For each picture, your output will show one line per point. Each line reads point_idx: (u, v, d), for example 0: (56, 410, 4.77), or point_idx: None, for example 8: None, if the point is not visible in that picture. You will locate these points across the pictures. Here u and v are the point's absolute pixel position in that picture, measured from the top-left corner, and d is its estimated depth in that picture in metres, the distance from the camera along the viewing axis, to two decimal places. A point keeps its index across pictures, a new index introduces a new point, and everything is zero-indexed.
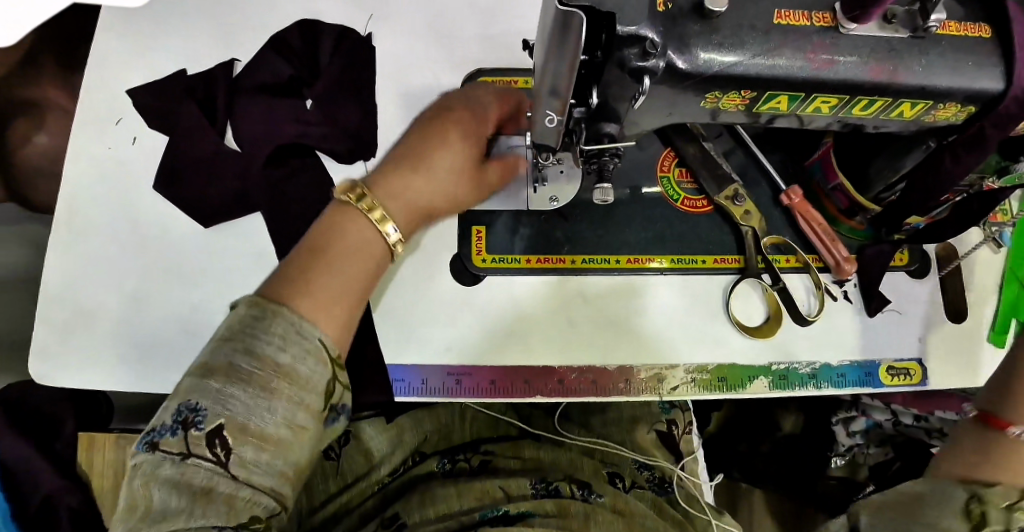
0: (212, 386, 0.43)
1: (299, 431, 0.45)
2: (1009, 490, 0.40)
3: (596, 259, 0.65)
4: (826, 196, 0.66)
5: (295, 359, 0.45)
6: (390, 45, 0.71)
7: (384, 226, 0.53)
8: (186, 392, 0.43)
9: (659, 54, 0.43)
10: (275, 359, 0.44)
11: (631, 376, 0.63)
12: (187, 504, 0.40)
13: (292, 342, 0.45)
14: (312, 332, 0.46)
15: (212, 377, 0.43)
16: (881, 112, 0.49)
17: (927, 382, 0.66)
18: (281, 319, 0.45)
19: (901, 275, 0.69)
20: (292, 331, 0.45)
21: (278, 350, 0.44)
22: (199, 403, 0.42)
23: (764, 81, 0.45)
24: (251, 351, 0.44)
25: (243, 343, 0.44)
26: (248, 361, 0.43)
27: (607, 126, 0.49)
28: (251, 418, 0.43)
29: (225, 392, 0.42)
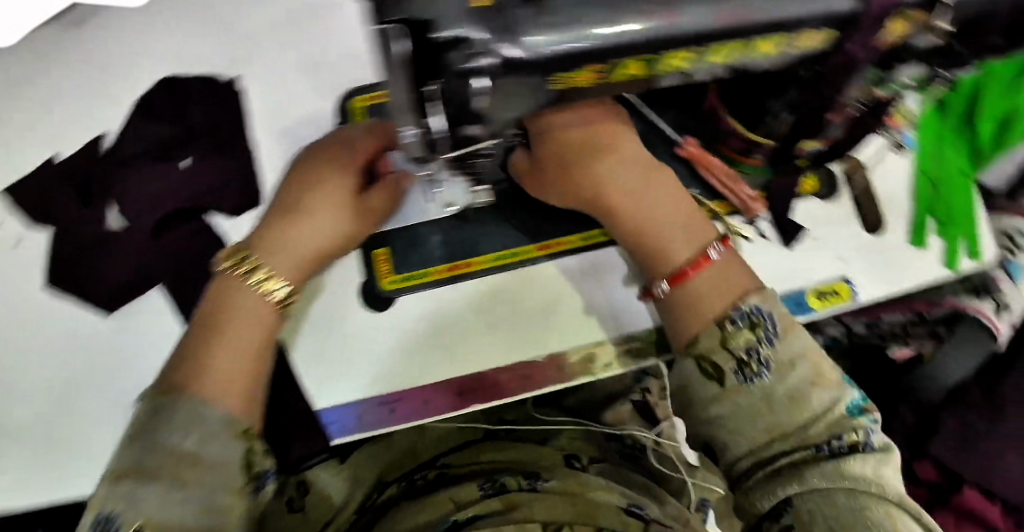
0: (122, 488, 0.42)
1: (224, 513, 0.44)
2: (711, 338, 0.52)
3: (504, 255, 0.64)
4: (722, 142, 0.66)
5: (201, 442, 0.45)
6: (257, 84, 0.68)
7: (268, 285, 0.53)
8: (98, 504, 0.42)
9: (488, 51, 0.40)
10: (180, 448, 0.44)
11: (562, 362, 0.62)
12: None
13: (195, 427, 0.45)
14: (216, 411, 0.46)
15: (121, 481, 0.42)
16: (742, 54, 0.48)
17: (857, 297, 0.67)
18: (180, 407, 0.45)
19: (812, 201, 0.69)
20: (194, 414, 0.45)
21: (183, 438, 0.44)
22: (111, 512, 0.41)
23: (612, 52, 0.44)
24: (157, 446, 0.43)
25: (148, 439, 0.44)
26: (154, 455, 0.43)
27: (467, 129, 0.47)
28: (166, 512, 0.41)
29: (135, 491, 0.41)
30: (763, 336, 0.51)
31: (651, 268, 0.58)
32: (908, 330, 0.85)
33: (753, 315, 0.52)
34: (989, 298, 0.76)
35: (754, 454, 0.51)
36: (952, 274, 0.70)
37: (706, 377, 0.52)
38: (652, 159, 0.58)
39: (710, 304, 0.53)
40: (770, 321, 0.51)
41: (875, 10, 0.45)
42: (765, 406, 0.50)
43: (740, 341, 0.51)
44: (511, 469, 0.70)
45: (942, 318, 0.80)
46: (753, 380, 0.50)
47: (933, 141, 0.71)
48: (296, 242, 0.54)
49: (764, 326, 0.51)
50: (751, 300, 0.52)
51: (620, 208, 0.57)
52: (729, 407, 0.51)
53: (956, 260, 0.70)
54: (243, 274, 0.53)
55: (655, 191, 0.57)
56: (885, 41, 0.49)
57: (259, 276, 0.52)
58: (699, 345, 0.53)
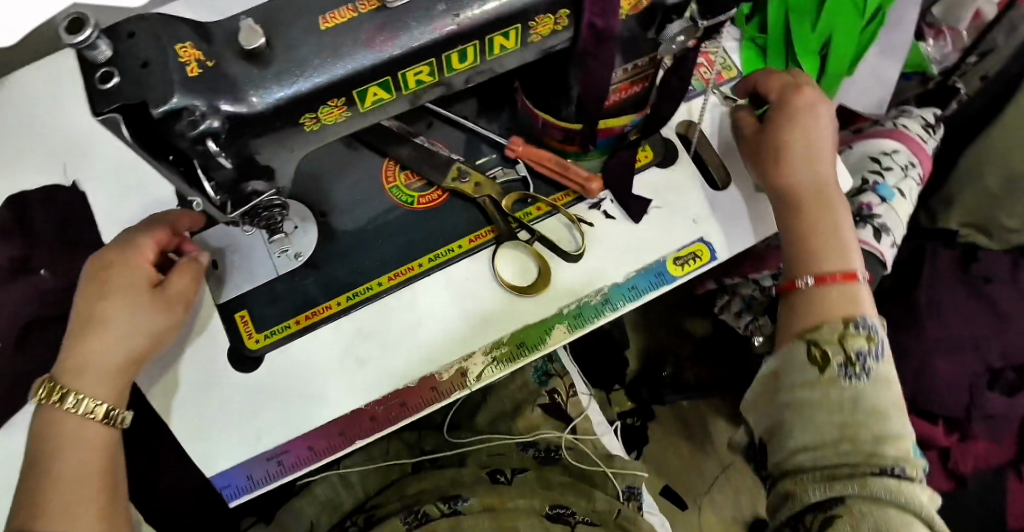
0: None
1: None
2: (833, 327, 0.56)
3: (359, 292, 0.65)
4: (544, 135, 0.67)
5: None
6: (95, 182, 0.69)
7: (89, 407, 0.51)
8: None
9: (210, 114, 0.43)
10: None
11: (437, 382, 0.62)
12: None
13: None
14: None
15: None
16: (484, 54, 0.51)
17: (716, 256, 0.67)
18: None
19: (652, 171, 0.70)
20: None
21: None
22: None
23: (346, 84, 0.46)
24: None
25: None
26: None
27: (253, 185, 0.50)
28: None
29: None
30: (873, 350, 0.55)
31: (781, 204, 0.62)
32: None
33: (869, 326, 0.56)
34: (868, 226, 0.78)
35: (809, 451, 0.54)
36: None
37: (809, 360, 0.56)
38: (813, 108, 0.63)
39: (834, 300, 0.57)
40: (881, 337, 0.56)
41: None
42: (848, 404, 0.53)
43: (856, 343, 0.55)
44: (432, 497, 0.68)
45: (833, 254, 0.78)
46: (854, 378, 0.54)
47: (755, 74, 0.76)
48: (100, 354, 0.52)
49: (875, 340, 0.56)
50: (873, 315, 0.57)
51: (802, 173, 0.61)
52: (823, 392, 0.54)
53: None
54: (58, 405, 0.51)
55: (813, 131, 0.63)
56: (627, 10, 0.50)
57: (75, 402, 0.51)
58: (819, 334, 0.56)
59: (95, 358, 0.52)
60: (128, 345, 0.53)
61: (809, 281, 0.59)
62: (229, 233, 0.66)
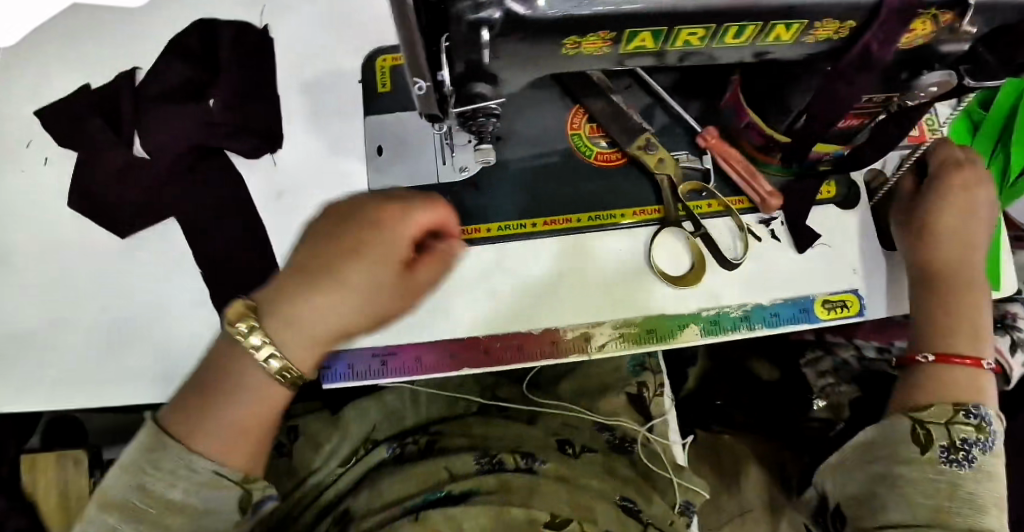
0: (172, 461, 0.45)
1: None
2: (944, 409, 0.56)
3: (511, 226, 0.64)
4: (742, 135, 0.64)
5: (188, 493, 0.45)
6: (287, 34, 0.70)
7: (269, 365, 0.49)
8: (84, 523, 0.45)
9: (493, 5, 0.42)
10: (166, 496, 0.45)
11: (558, 339, 0.62)
12: None
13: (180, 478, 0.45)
14: (205, 465, 0.46)
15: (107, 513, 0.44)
16: (756, 38, 0.48)
17: (863, 313, 0.65)
18: (171, 454, 0.45)
19: (830, 208, 0.67)
20: (182, 465, 0.45)
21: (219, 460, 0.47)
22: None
23: (626, 21, 0.44)
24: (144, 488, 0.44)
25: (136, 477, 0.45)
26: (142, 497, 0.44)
27: (480, 88, 0.49)
28: None
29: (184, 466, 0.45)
30: (982, 439, 0.55)
31: (931, 283, 0.62)
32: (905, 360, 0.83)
33: (983, 417, 0.56)
34: (1006, 336, 0.76)
35: (899, 526, 0.54)
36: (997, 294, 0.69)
37: (915, 436, 0.56)
38: (982, 200, 0.63)
39: (950, 381, 0.58)
40: (994, 428, 0.56)
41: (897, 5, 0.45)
42: (945, 489, 0.53)
43: (965, 430, 0.55)
44: (502, 447, 0.69)
45: None
46: (953, 463, 0.54)
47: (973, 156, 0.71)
48: (306, 319, 0.49)
49: (986, 432, 0.55)
50: (994, 411, 0.57)
51: (954, 255, 0.62)
52: (921, 473, 0.54)
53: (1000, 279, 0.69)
54: (244, 345, 0.49)
55: (971, 225, 0.62)
56: (907, 40, 0.49)
57: (257, 348, 0.48)
58: (928, 414, 0.56)
59: (302, 324, 0.49)
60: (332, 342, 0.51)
61: (921, 360, 0.59)
62: (405, 127, 0.65)
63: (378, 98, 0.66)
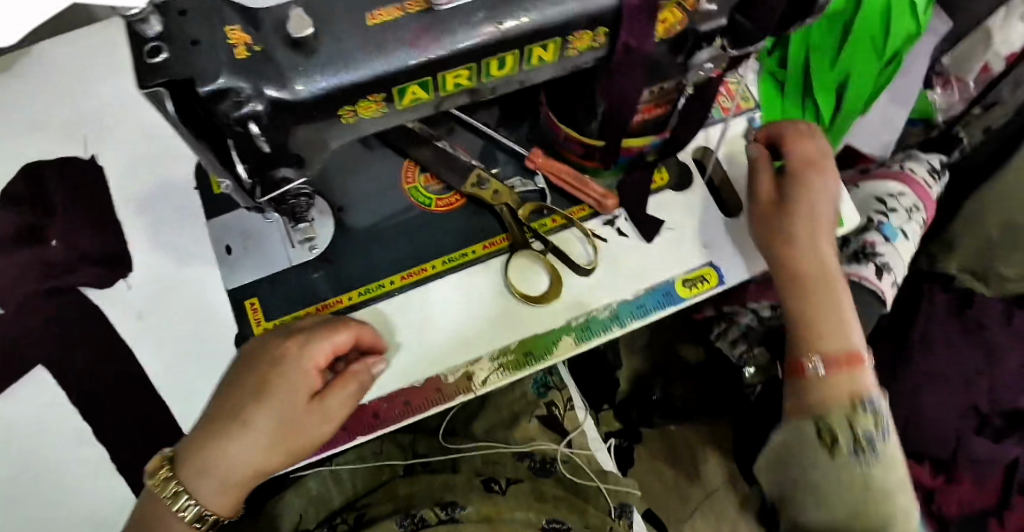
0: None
1: None
2: (844, 415, 0.62)
3: (371, 288, 0.65)
4: (563, 148, 0.68)
5: None
6: (114, 157, 0.70)
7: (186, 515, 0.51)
8: None
9: (254, 98, 0.43)
10: None
11: (441, 384, 0.62)
12: None
13: None
14: None
15: None
16: (522, 64, 0.52)
17: (725, 281, 0.68)
18: None
19: (667, 193, 0.71)
20: None
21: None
22: None
23: (386, 79, 0.47)
24: None
25: None
26: None
27: (280, 171, 0.51)
28: None
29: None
30: (879, 434, 0.63)
31: (789, 286, 0.64)
32: None
33: (876, 408, 0.63)
34: (869, 264, 0.80)
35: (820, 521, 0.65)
36: (833, 235, 0.71)
37: (822, 442, 0.63)
38: (825, 190, 0.65)
39: (838, 387, 0.63)
40: (885, 425, 0.63)
41: (634, 3, 0.49)
42: (861, 483, 0.62)
43: (865, 424, 0.62)
44: (424, 501, 0.68)
45: None
46: (859, 455, 0.62)
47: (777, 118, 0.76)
48: (217, 468, 0.50)
49: (881, 422, 0.63)
50: (876, 393, 0.64)
51: (820, 262, 0.64)
52: (834, 473, 0.62)
53: (832, 222, 0.71)
54: (166, 496, 0.50)
55: (827, 232, 0.65)
56: (662, 29, 0.52)
57: (178, 501, 0.50)
58: (831, 420, 0.63)
59: (217, 474, 0.50)
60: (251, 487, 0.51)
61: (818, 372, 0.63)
62: (246, 221, 0.67)
63: (217, 199, 0.68)
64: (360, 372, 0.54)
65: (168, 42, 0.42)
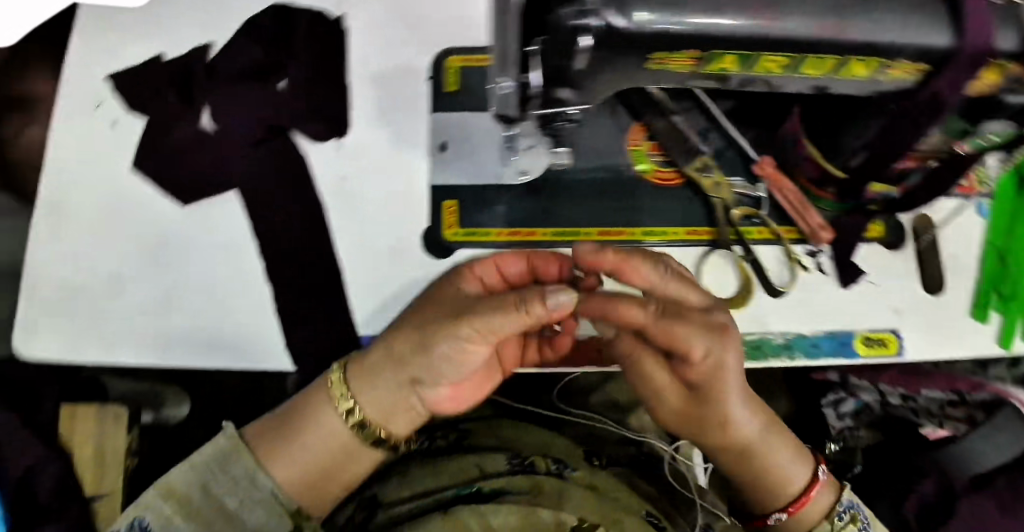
0: (163, 509, 0.52)
1: None
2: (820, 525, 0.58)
3: (568, 233, 0.66)
4: (797, 167, 0.66)
5: (240, 504, 0.53)
6: (361, 23, 0.71)
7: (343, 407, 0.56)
8: (140, 509, 0.52)
9: (596, 12, 0.41)
10: (224, 504, 0.53)
11: (603, 347, 0.64)
12: None
13: (241, 487, 0.54)
14: (265, 480, 0.55)
15: (167, 501, 0.52)
16: (835, 72, 0.49)
17: (903, 354, 0.66)
18: (239, 465, 0.55)
19: (877, 247, 0.68)
20: (246, 477, 0.55)
21: (230, 497, 0.53)
22: (150, 524, 0.51)
23: (712, 43, 0.44)
24: (204, 486, 0.53)
25: (205, 479, 0.53)
26: (204, 496, 0.53)
27: (559, 94, 0.48)
28: None
29: (173, 523, 0.51)
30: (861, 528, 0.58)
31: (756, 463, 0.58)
32: (943, 410, 0.82)
33: (852, 509, 0.58)
34: None
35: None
36: (1005, 353, 0.67)
37: None
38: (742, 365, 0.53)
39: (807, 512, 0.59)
40: (862, 510, 0.59)
41: (971, 52, 0.45)
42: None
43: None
44: (532, 451, 0.70)
45: (981, 403, 0.80)
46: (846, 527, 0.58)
47: (1001, 220, 0.69)
48: (302, 450, 0.56)
49: (859, 520, 0.58)
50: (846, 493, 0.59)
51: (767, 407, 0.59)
52: None
53: (1012, 340, 0.67)
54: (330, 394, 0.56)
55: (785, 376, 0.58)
56: (976, 87, 0.49)
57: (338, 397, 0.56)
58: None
59: (297, 456, 0.56)
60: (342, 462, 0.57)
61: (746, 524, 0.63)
62: (469, 125, 0.67)
63: (444, 95, 0.68)
64: (530, 307, 0.47)
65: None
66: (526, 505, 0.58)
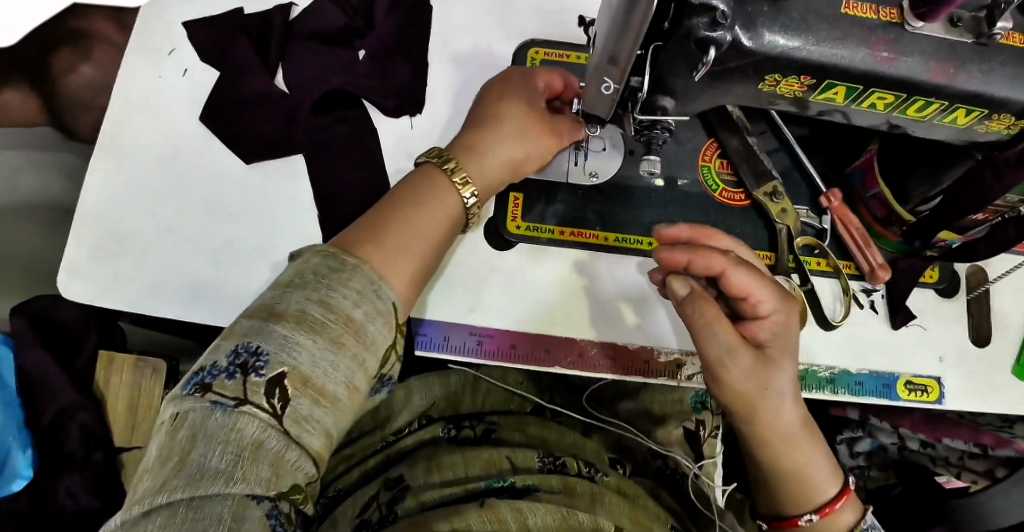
0: (277, 332, 0.44)
1: (352, 392, 0.47)
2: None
3: (628, 239, 0.66)
4: (863, 204, 0.66)
5: (367, 316, 0.47)
6: (446, 5, 0.72)
7: (464, 191, 0.57)
8: (244, 335, 0.45)
9: (728, 27, 0.44)
10: (347, 313, 0.46)
11: (650, 359, 0.63)
12: (232, 461, 0.40)
13: (366, 299, 0.48)
14: (387, 293, 0.50)
15: (280, 322, 0.45)
16: (934, 117, 0.50)
17: (944, 401, 0.66)
18: (359, 276, 0.49)
19: (929, 292, 0.69)
20: (369, 287, 0.49)
21: (352, 306, 0.47)
22: (262, 348, 0.44)
23: (826, 69, 0.46)
24: (322, 301, 0.46)
25: (316, 293, 0.46)
26: (322, 310, 0.46)
27: (664, 101, 0.49)
28: (314, 367, 0.44)
29: (292, 340, 0.44)
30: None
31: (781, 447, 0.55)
32: (963, 462, 0.81)
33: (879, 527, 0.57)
34: None
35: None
36: None
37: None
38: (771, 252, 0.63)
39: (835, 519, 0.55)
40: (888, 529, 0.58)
41: None
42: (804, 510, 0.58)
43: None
44: (562, 451, 0.70)
45: (1002, 460, 0.78)
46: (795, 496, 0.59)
47: None
48: (401, 239, 0.53)
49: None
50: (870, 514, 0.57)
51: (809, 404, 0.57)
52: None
53: None
54: (446, 172, 0.57)
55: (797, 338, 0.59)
56: None
57: (460, 179, 0.57)
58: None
59: (395, 249, 0.52)
60: (440, 224, 0.56)
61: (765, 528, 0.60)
62: None
63: None
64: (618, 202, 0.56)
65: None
66: (562, 506, 0.57)
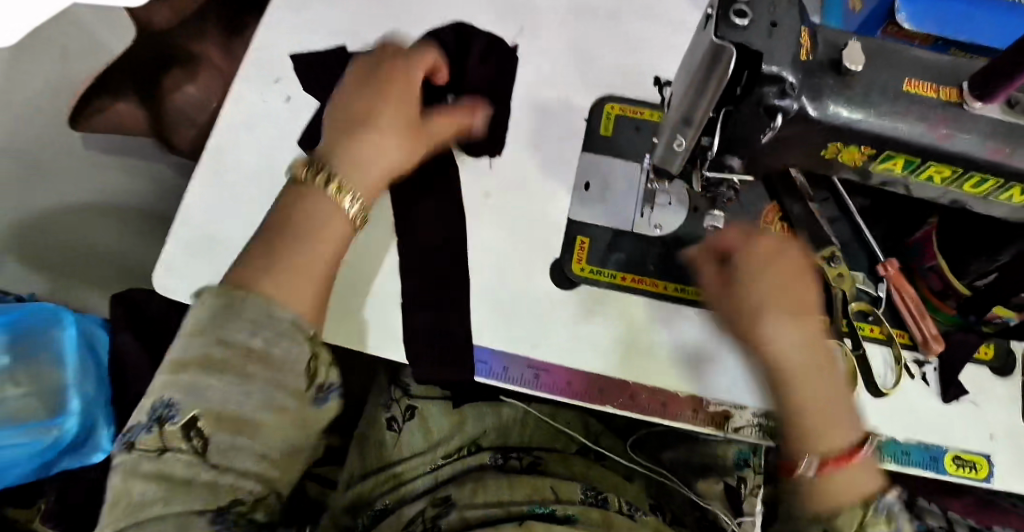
0: (186, 382, 0.45)
1: (280, 412, 0.47)
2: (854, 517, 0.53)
3: (688, 290, 0.69)
4: (921, 276, 0.68)
5: (267, 341, 0.47)
6: (531, 57, 0.79)
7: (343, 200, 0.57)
8: (161, 389, 0.45)
9: (796, 97, 0.48)
10: (246, 344, 0.46)
11: (699, 407, 0.65)
12: (164, 492, 0.43)
13: (261, 325, 0.48)
14: (283, 314, 0.49)
15: (185, 370, 0.45)
16: (990, 193, 0.52)
17: (992, 480, 0.65)
18: (248, 303, 0.48)
19: (984, 369, 0.69)
20: (262, 314, 0.48)
21: (250, 335, 0.47)
22: (172, 399, 0.44)
23: (885, 140, 0.50)
24: (223, 339, 0.46)
25: (216, 332, 0.46)
26: (223, 348, 0.46)
27: (730, 160, 0.54)
28: (219, 403, 0.45)
29: (199, 385, 0.45)
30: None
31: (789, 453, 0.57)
32: None
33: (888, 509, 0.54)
34: None
35: None
36: None
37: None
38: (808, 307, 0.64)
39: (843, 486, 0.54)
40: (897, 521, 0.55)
41: None
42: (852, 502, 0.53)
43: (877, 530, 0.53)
44: (604, 486, 0.72)
45: None
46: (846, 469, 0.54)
47: None
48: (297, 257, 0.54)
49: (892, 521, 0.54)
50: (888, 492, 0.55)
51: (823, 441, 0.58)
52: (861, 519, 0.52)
53: None
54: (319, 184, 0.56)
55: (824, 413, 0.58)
56: None
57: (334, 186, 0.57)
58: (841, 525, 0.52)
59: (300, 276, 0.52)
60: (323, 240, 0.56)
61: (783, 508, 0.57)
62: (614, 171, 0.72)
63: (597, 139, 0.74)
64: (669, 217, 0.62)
65: (751, 6, 0.46)
66: None
